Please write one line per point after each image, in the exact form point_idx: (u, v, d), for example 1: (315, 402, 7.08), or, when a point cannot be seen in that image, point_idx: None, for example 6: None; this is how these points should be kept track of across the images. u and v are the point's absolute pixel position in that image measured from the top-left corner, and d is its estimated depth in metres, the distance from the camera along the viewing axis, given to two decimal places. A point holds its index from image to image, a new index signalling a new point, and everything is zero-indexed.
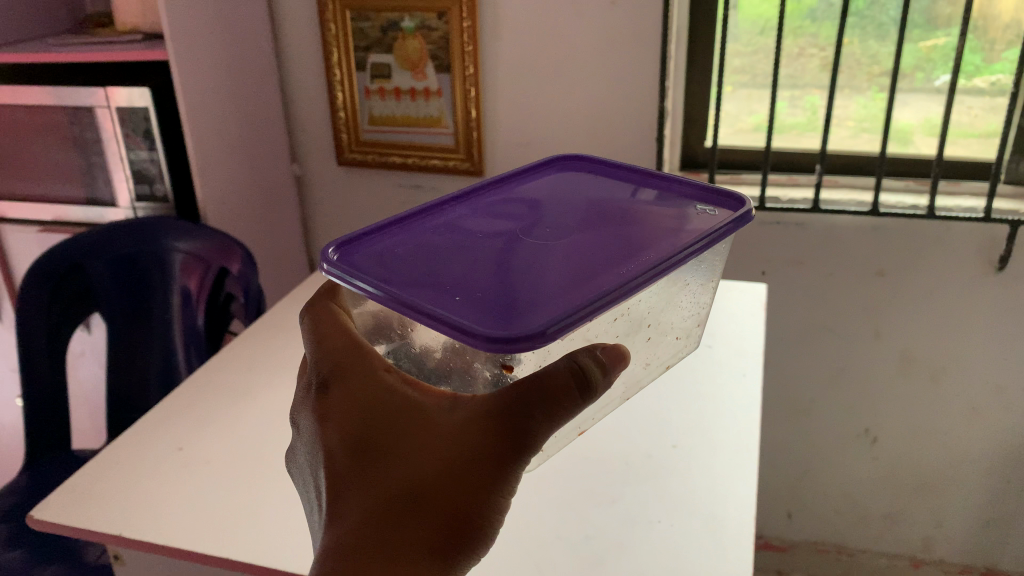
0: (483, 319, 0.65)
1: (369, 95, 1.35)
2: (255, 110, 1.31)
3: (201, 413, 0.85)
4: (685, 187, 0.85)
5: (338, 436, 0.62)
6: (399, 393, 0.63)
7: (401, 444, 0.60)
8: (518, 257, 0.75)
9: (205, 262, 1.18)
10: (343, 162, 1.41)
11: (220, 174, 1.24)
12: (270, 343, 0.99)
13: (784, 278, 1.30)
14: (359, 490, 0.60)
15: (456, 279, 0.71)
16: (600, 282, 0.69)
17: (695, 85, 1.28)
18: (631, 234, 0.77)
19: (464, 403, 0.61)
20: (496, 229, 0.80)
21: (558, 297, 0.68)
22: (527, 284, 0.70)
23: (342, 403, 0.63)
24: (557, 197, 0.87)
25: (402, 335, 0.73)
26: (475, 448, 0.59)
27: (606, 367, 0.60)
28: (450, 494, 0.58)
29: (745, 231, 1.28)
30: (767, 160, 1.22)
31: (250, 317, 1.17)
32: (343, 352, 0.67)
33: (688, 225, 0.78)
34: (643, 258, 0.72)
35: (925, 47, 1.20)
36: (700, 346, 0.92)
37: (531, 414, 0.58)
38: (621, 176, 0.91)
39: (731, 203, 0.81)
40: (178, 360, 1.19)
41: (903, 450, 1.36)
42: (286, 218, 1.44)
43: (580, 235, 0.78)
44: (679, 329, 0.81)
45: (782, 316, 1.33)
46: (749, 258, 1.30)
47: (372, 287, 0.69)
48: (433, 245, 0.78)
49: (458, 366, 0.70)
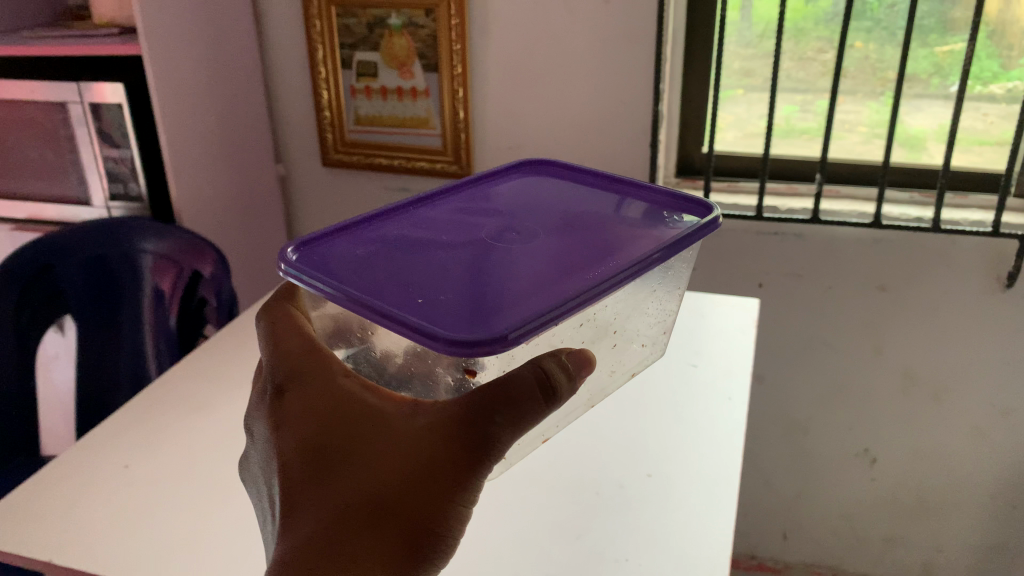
0: (446, 321, 0.60)
1: (355, 94, 1.30)
2: (237, 108, 1.27)
3: (154, 426, 0.81)
4: (652, 195, 0.82)
5: (293, 443, 0.57)
6: (357, 400, 0.57)
7: (358, 453, 0.55)
8: (483, 259, 0.71)
9: (178, 265, 1.14)
10: (328, 162, 1.36)
11: (197, 172, 1.20)
12: (235, 353, 0.94)
13: (781, 290, 1.24)
14: (313, 502, 0.54)
15: (419, 280, 0.67)
16: (567, 287, 0.65)
17: (693, 87, 1.23)
18: (601, 239, 0.74)
19: (426, 411, 0.56)
20: (461, 232, 0.76)
21: (524, 301, 0.63)
22: (491, 286, 0.66)
23: (298, 408, 0.58)
24: (523, 202, 0.83)
25: (361, 338, 0.68)
26: (437, 459, 0.54)
27: (570, 374, 0.56)
28: (411, 508, 0.53)
29: (742, 242, 1.23)
30: (766, 168, 1.17)
31: (223, 320, 1.15)
32: (299, 353, 0.61)
33: (659, 232, 0.74)
34: (613, 263, 0.68)
35: (939, 53, 1.15)
36: (683, 366, 0.86)
37: (496, 422, 0.53)
38: (588, 184, 0.88)
39: (699, 211, 0.78)
40: (150, 364, 1.15)
41: (904, 472, 1.31)
42: (269, 219, 1.39)
43: (547, 241, 0.74)
44: (647, 336, 0.78)
45: (779, 330, 1.28)
46: (746, 269, 1.25)
47: (330, 287, 0.64)
48: (394, 247, 0.73)
49: (420, 372, 0.66)
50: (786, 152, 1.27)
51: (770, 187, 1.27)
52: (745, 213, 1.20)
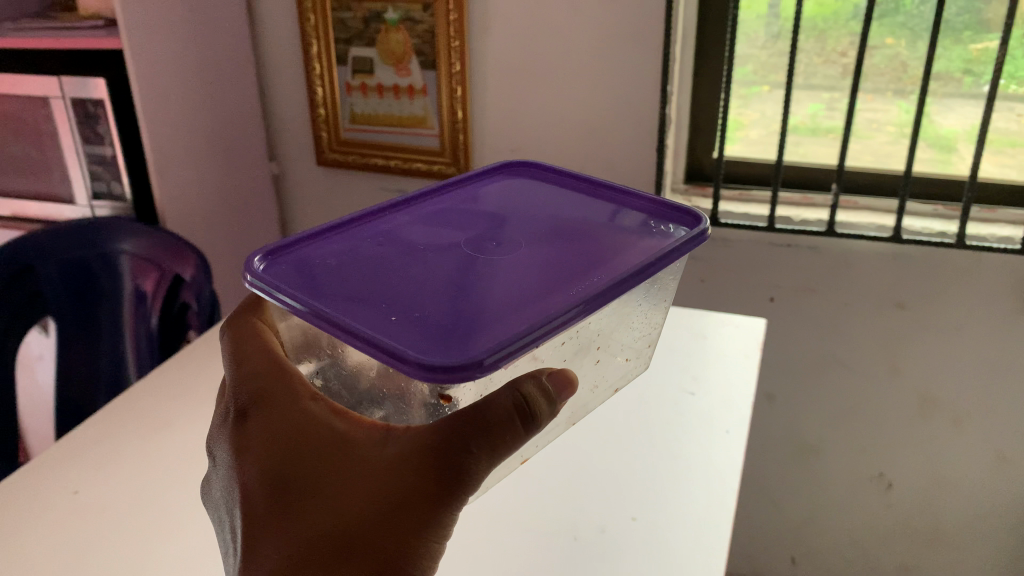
0: (419, 343, 0.55)
1: (350, 91, 1.25)
2: (227, 104, 1.22)
3: (111, 448, 0.76)
4: (639, 204, 0.78)
5: (256, 473, 0.53)
6: (324, 427, 0.53)
7: (324, 485, 0.51)
8: (462, 272, 0.66)
9: (159, 266, 1.10)
10: (323, 161, 1.31)
11: (184, 172, 1.15)
12: (209, 369, 0.90)
13: (792, 305, 1.18)
14: (276, 536, 0.51)
15: (392, 293, 0.62)
16: (550, 305, 0.61)
17: (704, 90, 1.16)
18: (587, 252, 0.69)
19: (396, 441, 0.51)
20: (439, 240, 0.71)
21: (503, 319, 0.59)
22: (470, 302, 0.61)
23: (262, 435, 0.54)
24: (505, 209, 0.78)
25: (332, 357, 0.62)
26: (406, 492, 0.50)
27: (551, 395, 0.52)
28: (377, 544, 0.49)
29: (752, 254, 1.16)
30: (779, 176, 1.10)
31: (204, 327, 1.12)
32: (265, 375, 0.57)
33: (647, 245, 0.70)
34: (599, 278, 0.64)
35: (973, 50, 1.06)
36: (680, 394, 0.80)
37: (468, 452, 0.49)
38: (572, 190, 0.83)
39: (688, 221, 0.74)
40: (129, 371, 1.10)
41: (921, 499, 1.23)
42: (262, 220, 1.35)
43: (531, 251, 0.69)
44: (632, 348, 0.73)
45: (790, 346, 1.21)
46: (756, 283, 1.18)
47: (296, 300, 0.59)
48: (368, 254, 0.68)
49: (394, 396, 0.60)
50: (805, 161, 1.19)
51: (783, 196, 1.20)
52: (756, 223, 1.14)
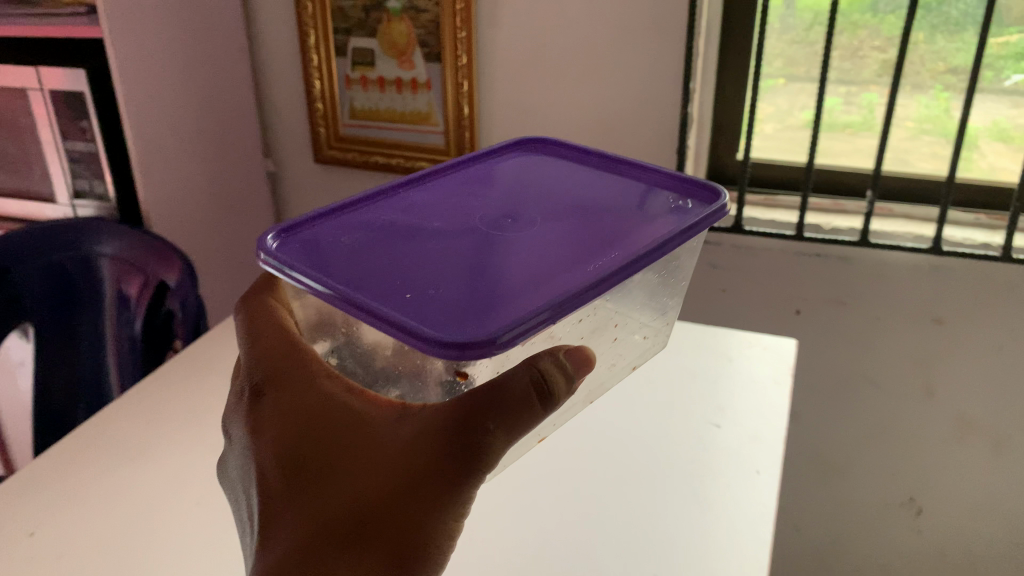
0: (435, 320, 0.53)
1: (350, 85, 1.17)
2: (219, 97, 1.15)
3: (78, 483, 0.69)
4: (652, 180, 0.74)
5: (271, 451, 0.51)
6: (339, 406, 0.52)
7: (340, 464, 0.50)
8: (476, 246, 0.63)
9: (142, 271, 1.02)
10: (321, 159, 1.24)
11: (170, 172, 1.08)
12: (191, 391, 0.82)
13: (820, 318, 1.10)
14: (289, 514, 0.49)
15: (406, 269, 0.59)
16: (566, 281, 0.58)
17: (726, 87, 1.08)
18: (602, 227, 0.66)
19: (411, 420, 0.50)
20: (450, 214, 0.68)
21: (519, 294, 0.56)
22: (485, 277, 0.58)
23: (279, 414, 0.53)
24: (519, 184, 0.75)
25: (345, 332, 0.59)
26: (422, 470, 0.48)
27: (567, 374, 0.50)
28: (391, 523, 0.47)
29: (779, 265, 1.09)
30: (809, 182, 1.02)
31: (188, 339, 1.04)
32: (282, 356, 0.56)
33: (662, 220, 0.67)
34: (615, 254, 0.61)
35: (994, 45, 0.98)
36: (704, 427, 0.72)
37: (483, 427, 0.47)
38: (583, 166, 0.79)
39: (702, 197, 0.70)
40: (112, 383, 1.05)
41: (955, 526, 1.16)
42: (257, 221, 1.27)
43: (545, 224, 0.66)
44: (652, 324, 0.71)
45: (817, 363, 1.13)
46: (781, 294, 1.10)
47: (307, 278, 0.56)
48: (383, 229, 0.65)
49: (407, 372, 0.56)
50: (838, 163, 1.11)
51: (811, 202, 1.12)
52: (783, 232, 1.06)
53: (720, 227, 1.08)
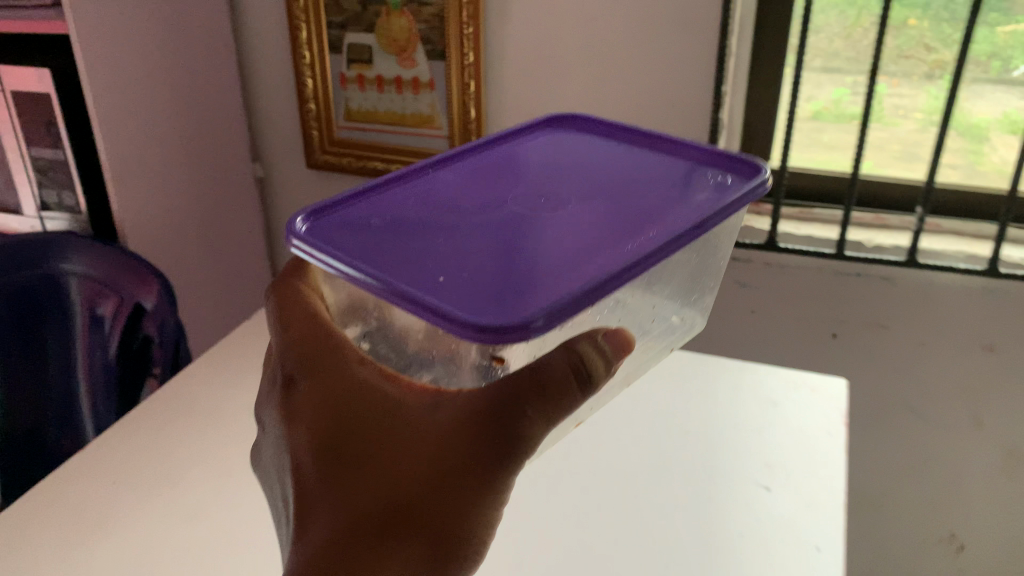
0: (467, 302, 0.47)
1: (345, 84, 1.07)
2: (201, 97, 1.04)
3: (30, 563, 0.59)
4: (686, 152, 0.65)
5: (311, 440, 0.51)
6: (375, 393, 0.50)
7: (378, 453, 0.49)
8: (504, 221, 0.56)
9: (117, 291, 0.92)
10: (313, 164, 1.14)
11: (146, 183, 0.97)
12: (168, 436, 0.72)
13: (858, 342, 1.01)
14: (329, 501, 0.49)
15: (430, 245, 0.53)
16: (603, 260, 0.51)
17: (760, 89, 0.98)
18: (637, 201, 0.58)
19: (446, 405, 0.48)
20: (472, 185, 0.61)
21: (554, 272, 0.50)
22: (517, 255, 0.51)
23: (316, 402, 0.52)
24: (546, 155, 0.67)
25: (376, 319, 0.54)
26: (460, 458, 0.47)
27: (608, 358, 0.47)
28: (434, 512, 0.47)
29: (814, 286, 0.99)
30: (853, 196, 0.93)
31: (167, 373, 0.99)
32: (312, 341, 0.54)
33: (701, 195, 0.58)
34: (654, 232, 0.54)
35: (1001, 33, 0.91)
36: (752, 490, 0.64)
37: (523, 416, 0.45)
38: (612, 133, 0.70)
39: (743, 172, 0.61)
40: (87, 425, 0.95)
41: (1000, 566, 1.07)
42: (245, 231, 1.17)
43: (575, 198, 0.59)
44: (687, 308, 0.62)
45: (854, 390, 1.04)
46: (817, 316, 1.01)
47: (326, 255, 0.50)
48: (407, 203, 0.58)
49: (437, 355, 0.50)
50: (892, 176, 1.00)
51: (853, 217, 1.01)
52: (822, 250, 0.97)
53: (751, 243, 0.99)
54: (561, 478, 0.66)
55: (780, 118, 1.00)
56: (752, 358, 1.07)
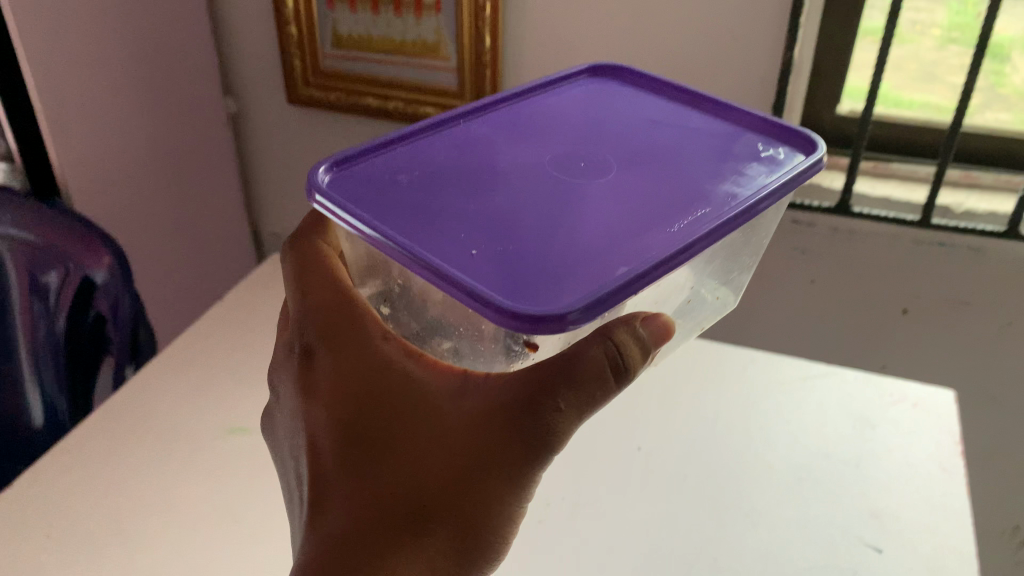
0: (494, 281, 0.33)
1: (331, 3, 0.85)
2: (146, 19, 0.83)
3: None
4: (725, 113, 0.47)
5: (315, 421, 0.37)
6: (395, 369, 0.36)
7: (398, 442, 0.35)
8: (527, 179, 0.40)
9: (66, 260, 0.75)
10: (295, 101, 0.93)
11: (77, 132, 0.77)
12: (116, 475, 0.55)
13: (933, 318, 0.85)
14: (337, 496, 0.35)
15: (443, 203, 0.38)
16: (649, 246, 0.35)
17: (852, 18, 0.77)
18: (680, 167, 0.42)
19: (488, 387, 0.34)
20: (486, 134, 0.44)
21: (597, 252, 0.35)
22: (552, 225, 0.37)
23: (322, 374, 0.37)
24: (584, 100, 0.49)
25: (397, 283, 0.38)
26: (505, 450, 0.33)
27: (648, 347, 0.34)
28: (468, 513, 0.34)
29: (888, 258, 0.84)
30: (949, 151, 0.76)
31: (124, 359, 0.84)
32: (325, 300, 0.38)
33: (755, 169, 0.42)
34: (710, 210, 0.38)
35: None
36: (856, 550, 0.50)
37: (555, 398, 0.32)
38: (633, 83, 0.51)
39: (794, 143, 0.44)
40: (35, 411, 0.75)
41: None
42: (213, 179, 0.97)
43: (606, 152, 0.43)
44: (723, 287, 0.44)
45: (930, 375, 0.89)
46: (887, 290, 0.85)
47: (336, 206, 0.37)
48: (421, 147, 0.43)
49: (462, 331, 0.36)
50: (1000, 132, 0.81)
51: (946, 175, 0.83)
52: (902, 216, 0.81)
53: (819, 206, 0.83)
54: (611, 530, 0.51)
55: (872, 55, 0.80)
56: (807, 339, 0.92)
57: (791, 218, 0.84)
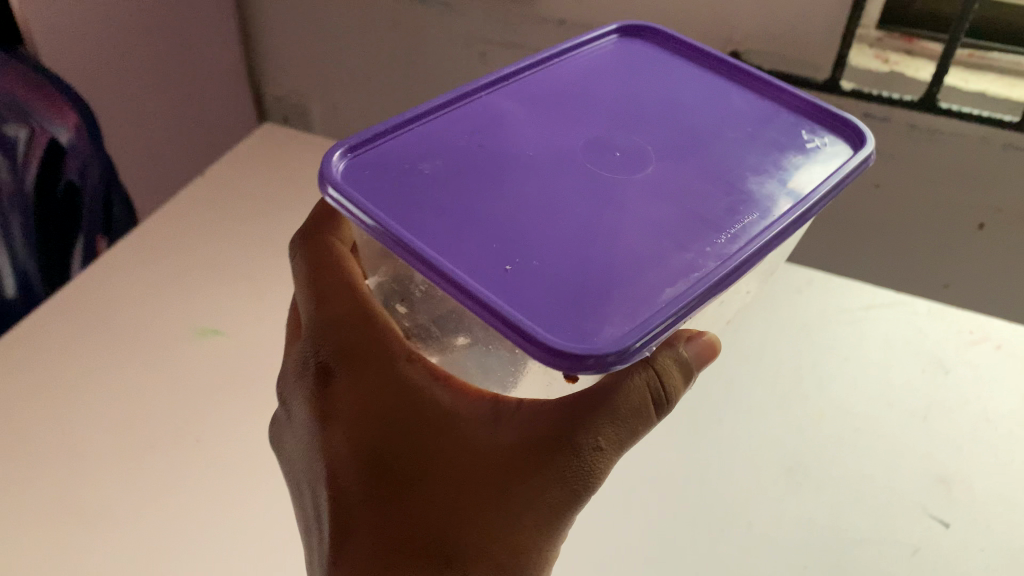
0: (531, 309, 0.27)
1: None
2: None
3: None
4: (765, 93, 0.38)
5: (335, 449, 0.33)
6: (421, 393, 0.32)
7: (426, 473, 0.31)
8: (551, 168, 0.33)
9: (28, 116, 0.65)
10: None
11: None
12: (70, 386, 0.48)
13: (1010, 234, 0.71)
14: (364, 538, 0.31)
15: (467, 198, 0.31)
16: (695, 264, 0.29)
17: None
18: (725, 156, 0.34)
19: (522, 413, 0.31)
20: (509, 109, 0.36)
21: (639, 271, 0.29)
22: (584, 231, 0.30)
23: (343, 397, 0.33)
24: (613, 63, 0.40)
25: (422, 289, 0.31)
26: (544, 488, 0.30)
27: (689, 371, 0.32)
28: (506, 556, 0.30)
29: (971, 167, 0.68)
30: None
31: (97, 228, 0.76)
32: (342, 309, 0.34)
33: (797, 164, 0.34)
34: (761, 215, 0.31)
35: None
36: (915, 519, 0.43)
37: (600, 428, 0.30)
38: (668, 46, 0.42)
39: (840, 132, 0.36)
40: (7, 281, 0.66)
41: None
42: (204, 33, 0.86)
43: (640, 133, 0.35)
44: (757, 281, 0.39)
45: (1006, 305, 0.77)
46: (966, 201, 0.70)
47: (353, 205, 0.30)
48: (435, 123, 0.35)
49: (495, 350, 0.31)
50: None
51: None
52: (998, 117, 0.65)
53: (898, 98, 0.66)
54: (632, 484, 0.44)
55: None
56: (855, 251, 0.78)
57: (862, 110, 0.68)
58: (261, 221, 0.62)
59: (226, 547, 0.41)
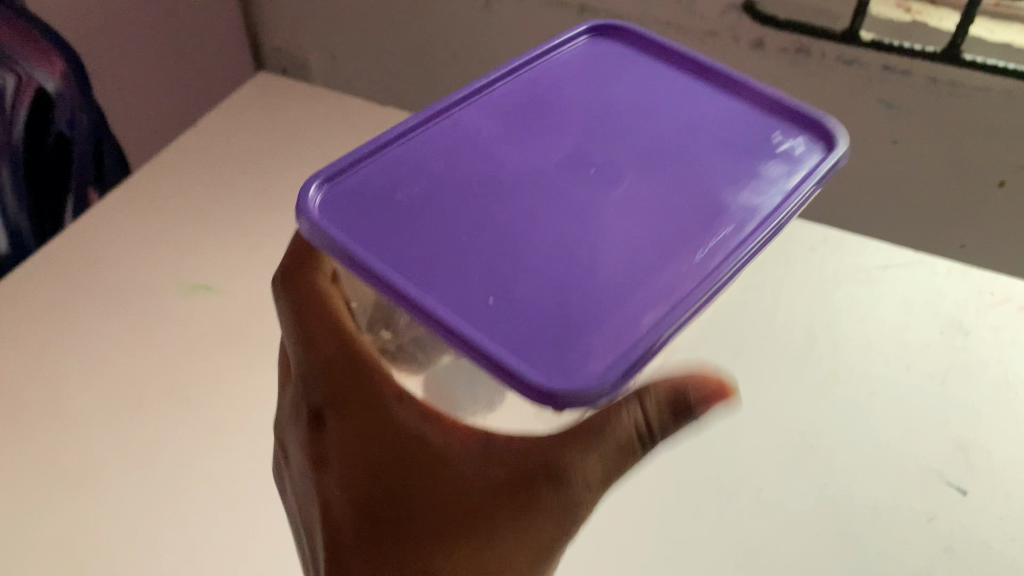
0: (513, 339, 0.26)
1: None
2: None
3: None
4: (737, 88, 0.36)
5: (328, 493, 0.32)
6: (410, 437, 0.31)
7: (418, 521, 0.31)
8: (529, 187, 0.31)
9: (15, 63, 0.63)
10: None
11: None
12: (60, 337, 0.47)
13: None
14: None
15: (439, 224, 0.30)
16: (673, 285, 0.27)
17: None
18: (699, 165, 0.32)
19: (512, 454, 0.31)
20: (479, 128, 0.34)
21: (615, 297, 0.27)
22: (561, 257, 0.28)
23: (334, 442, 0.32)
24: (585, 72, 0.38)
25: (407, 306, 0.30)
26: (534, 528, 0.30)
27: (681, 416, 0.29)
28: None
29: (995, 121, 0.65)
30: None
31: (89, 180, 0.74)
32: (329, 350, 0.33)
33: (775, 168, 0.32)
34: (737, 227, 0.29)
35: None
36: (927, 483, 0.41)
37: (587, 460, 0.29)
38: (640, 49, 0.39)
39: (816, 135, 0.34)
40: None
41: None
42: None
43: (614, 146, 0.33)
44: None
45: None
46: (986, 157, 0.67)
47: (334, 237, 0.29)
48: (407, 148, 0.33)
49: None
50: None
51: None
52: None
53: (918, 49, 0.63)
54: None
55: None
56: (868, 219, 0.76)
57: (881, 62, 0.65)
58: (257, 173, 0.60)
59: (211, 507, 0.40)
